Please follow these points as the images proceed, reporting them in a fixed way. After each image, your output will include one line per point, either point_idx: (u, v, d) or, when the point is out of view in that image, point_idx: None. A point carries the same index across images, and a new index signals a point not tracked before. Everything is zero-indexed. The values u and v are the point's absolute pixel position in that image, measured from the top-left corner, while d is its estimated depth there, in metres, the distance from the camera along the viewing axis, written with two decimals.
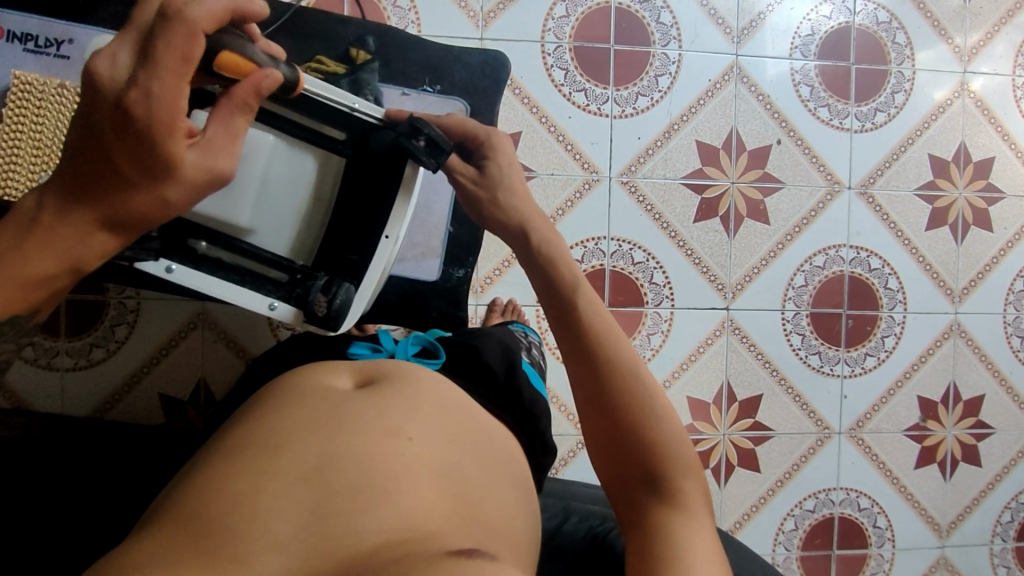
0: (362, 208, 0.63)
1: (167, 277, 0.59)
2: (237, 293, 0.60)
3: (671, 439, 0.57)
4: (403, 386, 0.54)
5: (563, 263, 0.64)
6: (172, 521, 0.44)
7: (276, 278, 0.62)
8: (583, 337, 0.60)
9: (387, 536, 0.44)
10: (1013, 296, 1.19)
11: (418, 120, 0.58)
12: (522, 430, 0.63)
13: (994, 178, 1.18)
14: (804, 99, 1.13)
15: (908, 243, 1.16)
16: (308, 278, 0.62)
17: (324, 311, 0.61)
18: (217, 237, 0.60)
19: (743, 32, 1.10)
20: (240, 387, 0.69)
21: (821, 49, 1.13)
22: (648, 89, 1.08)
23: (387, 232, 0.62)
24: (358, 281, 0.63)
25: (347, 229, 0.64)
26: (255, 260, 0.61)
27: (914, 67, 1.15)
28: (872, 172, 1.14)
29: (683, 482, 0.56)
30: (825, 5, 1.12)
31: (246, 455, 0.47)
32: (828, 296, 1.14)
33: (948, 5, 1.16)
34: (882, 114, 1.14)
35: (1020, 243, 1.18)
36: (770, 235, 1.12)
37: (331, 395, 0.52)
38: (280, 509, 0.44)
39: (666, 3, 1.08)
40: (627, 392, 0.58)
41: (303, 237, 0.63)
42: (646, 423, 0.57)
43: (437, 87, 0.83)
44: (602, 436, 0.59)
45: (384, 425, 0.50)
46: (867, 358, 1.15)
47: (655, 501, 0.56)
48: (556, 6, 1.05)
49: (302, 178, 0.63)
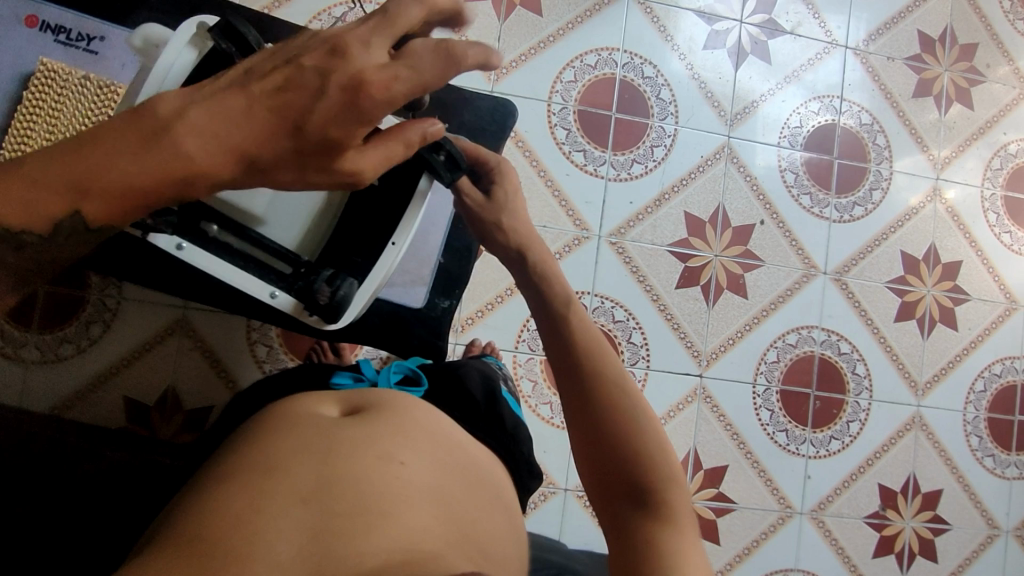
0: (372, 214, 0.65)
1: (176, 254, 0.58)
2: (242, 277, 0.61)
3: (658, 452, 0.56)
4: (390, 413, 0.51)
5: (557, 282, 0.66)
6: (162, 546, 0.39)
7: (281, 270, 0.62)
8: (571, 349, 0.60)
9: (388, 556, 0.41)
10: (974, 395, 1.23)
11: (440, 136, 0.60)
12: (506, 451, 0.63)
13: (960, 280, 1.24)
14: (789, 186, 1.19)
15: (877, 332, 1.20)
16: (311, 274, 0.63)
17: (327, 300, 0.62)
18: (230, 222, 0.60)
19: (736, 116, 1.18)
20: (225, 414, 0.68)
21: (807, 142, 1.20)
22: (643, 157, 1.14)
23: (394, 239, 0.65)
24: (363, 277, 0.65)
25: (353, 230, 0.65)
26: (261, 248, 0.62)
27: (891, 169, 1.22)
28: (848, 261, 1.20)
29: (668, 494, 0.55)
30: (813, 102, 1.21)
31: (238, 479, 0.42)
32: (799, 375, 1.17)
33: (926, 117, 1.24)
34: (860, 208, 1.21)
35: (982, 345, 1.23)
36: (747, 309, 1.16)
37: (321, 422, 0.48)
38: (284, 528, 0.40)
39: (667, 81, 1.15)
40: (613, 404, 0.57)
41: (312, 235, 0.65)
42: (630, 436, 0.56)
43: (446, 124, 0.87)
44: (584, 446, 0.58)
45: (375, 449, 0.46)
46: (832, 442, 1.17)
47: (638, 516, 0.55)
48: (565, 71, 1.11)
49: None
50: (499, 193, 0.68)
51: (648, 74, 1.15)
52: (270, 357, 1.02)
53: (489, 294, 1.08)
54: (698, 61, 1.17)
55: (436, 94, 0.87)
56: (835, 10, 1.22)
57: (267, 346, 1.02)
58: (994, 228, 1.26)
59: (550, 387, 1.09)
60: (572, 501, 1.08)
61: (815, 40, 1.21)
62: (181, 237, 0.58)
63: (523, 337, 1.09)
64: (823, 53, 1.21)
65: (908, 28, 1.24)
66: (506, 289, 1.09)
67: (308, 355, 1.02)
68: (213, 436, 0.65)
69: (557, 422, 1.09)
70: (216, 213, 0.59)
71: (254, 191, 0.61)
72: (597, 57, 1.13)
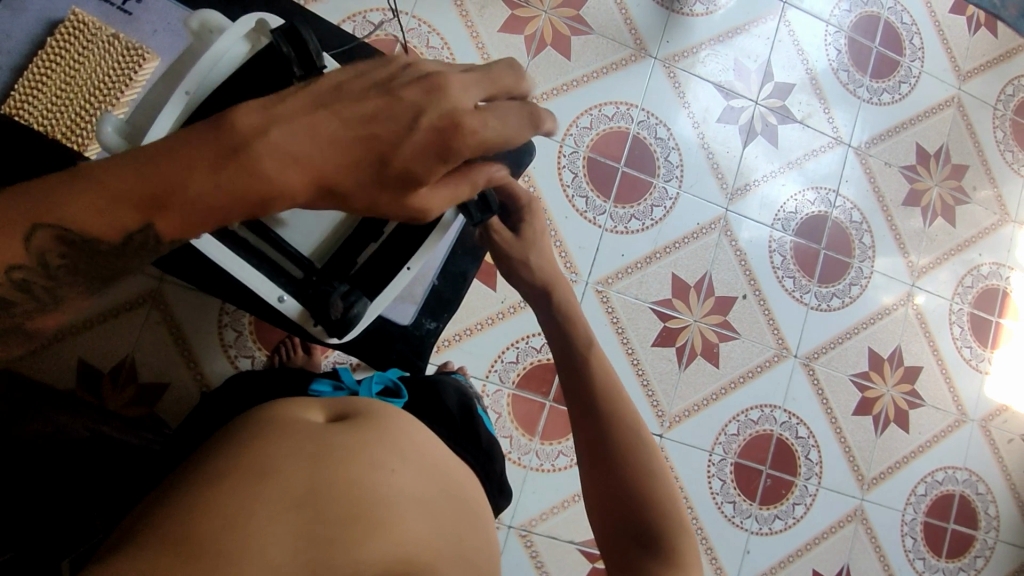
0: (389, 238, 0.71)
1: (193, 243, 0.61)
2: (258, 278, 0.65)
3: (669, 500, 0.56)
4: (377, 423, 0.51)
5: (581, 326, 0.69)
6: (146, 541, 0.38)
7: (292, 273, 0.68)
8: (591, 391, 0.62)
9: (382, 565, 0.42)
10: (914, 498, 1.26)
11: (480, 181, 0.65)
12: (479, 465, 0.64)
13: (918, 384, 1.28)
14: (775, 267, 1.22)
15: (834, 422, 1.23)
16: (322, 283, 0.69)
17: (339, 314, 0.67)
18: (252, 220, 0.66)
19: (736, 191, 1.21)
20: (192, 417, 0.67)
21: (799, 228, 1.24)
22: (642, 215, 1.16)
23: (409, 264, 0.70)
24: (374, 295, 0.70)
25: (365, 249, 0.71)
26: (278, 250, 0.68)
27: (872, 268, 1.27)
28: (818, 348, 1.23)
29: (680, 543, 0.53)
30: (810, 191, 1.25)
31: (225, 480, 0.41)
32: (754, 451, 1.19)
33: (911, 224, 1.30)
34: (838, 299, 1.25)
35: (929, 450, 1.28)
36: (716, 378, 1.18)
37: (308, 427, 0.48)
38: (277, 532, 0.40)
39: (677, 145, 1.19)
40: (628, 444, 0.59)
41: (328, 243, 0.71)
42: (643, 477, 0.57)
43: None
44: (597, 489, 0.58)
45: (369, 456, 0.46)
46: (775, 521, 1.19)
47: (651, 559, 0.52)
48: (582, 117, 1.14)
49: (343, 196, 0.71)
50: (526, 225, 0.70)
51: (660, 135, 1.18)
52: (237, 343, 1.00)
53: (470, 319, 1.09)
54: (709, 132, 1.21)
55: None
56: (844, 108, 1.28)
57: (237, 332, 1.00)
58: (957, 340, 1.31)
59: (513, 421, 1.09)
60: (515, 539, 1.07)
61: (822, 133, 1.26)
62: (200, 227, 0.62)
63: (495, 367, 1.09)
64: (826, 147, 1.26)
65: (907, 139, 1.31)
66: (488, 317, 1.09)
67: (278, 347, 1.00)
68: (188, 437, 0.63)
69: (514, 457, 1.08)
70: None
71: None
72: (615, 110, 1.16)
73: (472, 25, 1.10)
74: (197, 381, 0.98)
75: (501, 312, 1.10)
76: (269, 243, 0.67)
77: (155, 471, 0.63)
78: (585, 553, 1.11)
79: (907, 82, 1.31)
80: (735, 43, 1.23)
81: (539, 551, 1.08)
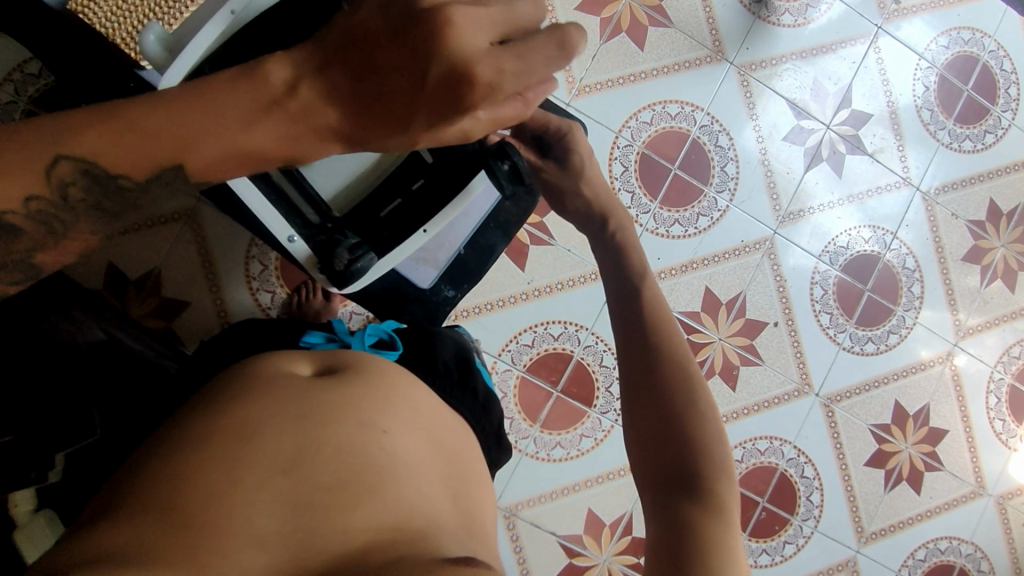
0: (414, 202, 0.72)
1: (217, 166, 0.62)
2: (272, 215, 0.66)
3: (713, 444, 0.52)
4: (367, 381, 0.49)
5: (627, 256, 0.65)
6: (134, 504, 0.37)
7: (307, 216, 0.69)
8: (641, 319, 0.58)
9: (377, 534, 0.40)
10: (911, 561, 1.22)
11: (509, 147, 0.69)
12: (473, 418, 0.62)
13: (940, 448, 1.23)
14: (813, 299, 1.18)
15: (844, 468, 1.19)
16: (335, 230, 0.70)
17: (343, 266, 0.68)
18: (275, 152, 0.67)
19: (789, 215, 1.16)
20: (198, 355, 0.66)
21: (846, 264, 1.19)
22: (686, 221, 1.13)
23: (426, 227, 0.71)
24: (382, 255, 0.71)
25: (388, 206, 0.73)
26: (297, 189, 0.69)
27: (915, 319, 1.21)
28: (841, 391, 1.19)
29: (718, 488, 0.49)
30: (867, 228, 1.19)
31: (211, 443, 0.40)
32: (755, 482, 1.16)
33: (967, 282, 1.23)
34: (872, 345, 1.20)
35: (937, 517, 1.23)
36: (730, 400, 1.15)
37: (297, 383, 0.46)
38: (263, 498, 0.39)
39: (736, 156, 1.14)
40: (679, 379, 0.54)
41: (351, 190, 0.73)
42: (689, 417, 0.53)
43: None
44: (639, 423, 0.54)
45: (359, 416, 0.45)
46: (762, 555, 1.16)
47: (686, 500, 0.48)
48: (643, 111, 1.11)
49: (374, 144, 0.71)
50: (570, 161, 0.69)
51: (721, 143, 1.14)
52: (261, 277, 1.01)
53: (493, 294, 1.08)
54: (773, 149, 1.16)
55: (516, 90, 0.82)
56: (920, 149, 1.21)
57: (263, 265, 1.01)
58: (991, 411, 1.25)
59: (517, 403, 1.08)
60: (497, 520, 1.07)
61: (891, 170, 1.20)
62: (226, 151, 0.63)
63: (509, 347, 1.08)
64: (892, 185, 1.20)
65: (981, 192, 1.24)
66: (511, 296, 1.08)
67: (298, 287, 1.00)
68: (200, 370, 0.62)
69: (510, 439, 1.07)
70: None
71: None
72: (679, 109, 1.12)
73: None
74: (217, 307, 0.99)
75: (526, 293, 1.09)
76: (291, 179, 0.69)
77: (161, 401, 0.63)
78: (564, 548, 1.10)
79: (994, 133, 1.24)
80: (819, 63, 1.17)
81: (519, 536, 1.07)
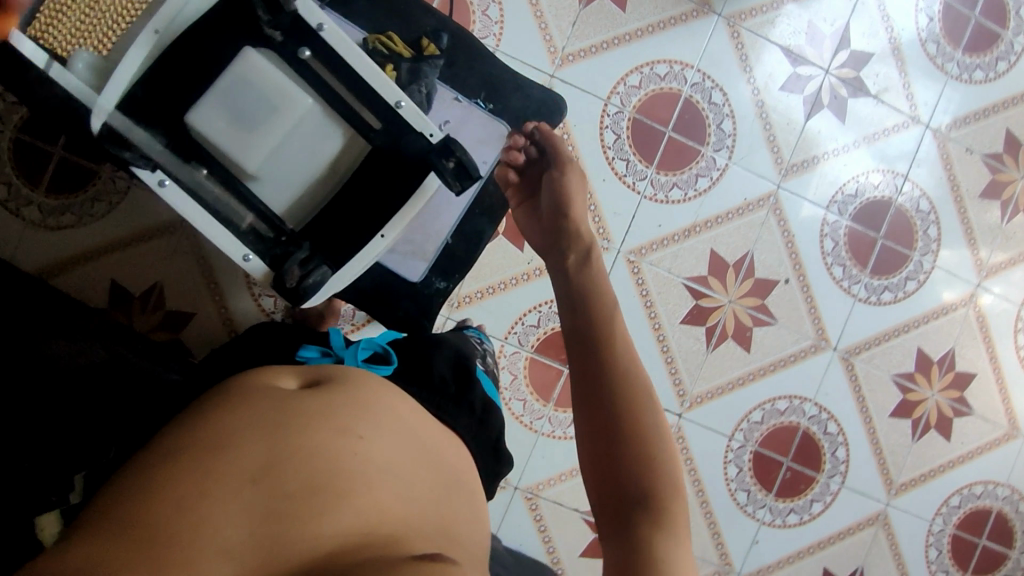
0: (366, 206, 0.73)
1: (157, 189, 0.65)
2: (223, 236, 0.68)
3: (663, 457, 0.56)
4: (348, 392, 0.49)
5: None
6: (103, 516, 0.37)
7: (262, 232, 0.71)
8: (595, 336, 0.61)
9: (346, 539, 0.40)
10: (945, 509, 1.19)
11: (452, 143, 0.70)
12: (469, 434, 0.61)
13: (968, 392, 1.19)
14: (824, 252, 1.14)
15: (868, 421, 1.17)
16: (290, 244, 0.72)
17: (295, 282, 0.71)
18: (219, 171, 0.69)
19: (792, 167, 1.12)
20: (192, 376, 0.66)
21: (856, 212, 1.15)
22: (685, 184, 1.09)
23: (383, 232, 0.72)
24: (336, 266, 0.73)
25: (343, 214, 0.73)
26: (245, 205, 0.70)
27: (934, 262, 1.17)
28: (860, 343, 1.16)
29: (668, 501, 0.53)
30: (876, 174, 1.15)
31: (182, 456, 0.40)
32: (777, 442, 1.14)
33: (986, 219, 1.18)
34: (890, 293, 1.16)
35: (970, 462, 1.20)
36: (744, 363, 1.13)
37: (275, 393, 0.46)
38: (234, 508, 0.39)
39: (732, 112, 1.10)
40: (628, 408, 0.56)
41: (303, 200, 0.73)
42: (642, 443, 0.55)
43: (490, 105, 0.80)
44: (594, 440, 0.57)
45: (335, 423, 0.45)
46: (790, 514, 1.15)
47: (638, 520, 0.52)
48: (631, 75, 1.07)
49: (320, 150, 0.71)
50: None
51: (715, 100, 1.10)
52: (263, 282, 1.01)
53: (493, 277, 1.06)
54: (771, 100, 1.11)
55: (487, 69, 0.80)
56: (927, 85, 1.16)
57: None
58: (1020, 350, 1.21)
59: (528, 384, 1.08)
60: (519, 501, 1.07)
61: (897, 110, 1.15)
62: (165, 176, 0.65)
63: (515, 329, 1.07)
64: (900, 126, 1.15)
65: (996, 123, 1.18)
66: (512, 277, 1.07)
67: None
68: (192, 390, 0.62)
69: (525, 421, 1.07)
70: (210, 158, 0.69)
71: (250, 147, 0.69)
72: (668, 69, 1.08)
73: (542, 15, 1.05)
74: (221, 315, 1.00)
75: (527, 274, 1.07)
76: (238, 195, 0.70)
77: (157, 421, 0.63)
78: (588, 523, 1.10)
79: (1006, 59, 1.17)
80: (813, 4, 1.12)
81: (541, 515, 1.08)
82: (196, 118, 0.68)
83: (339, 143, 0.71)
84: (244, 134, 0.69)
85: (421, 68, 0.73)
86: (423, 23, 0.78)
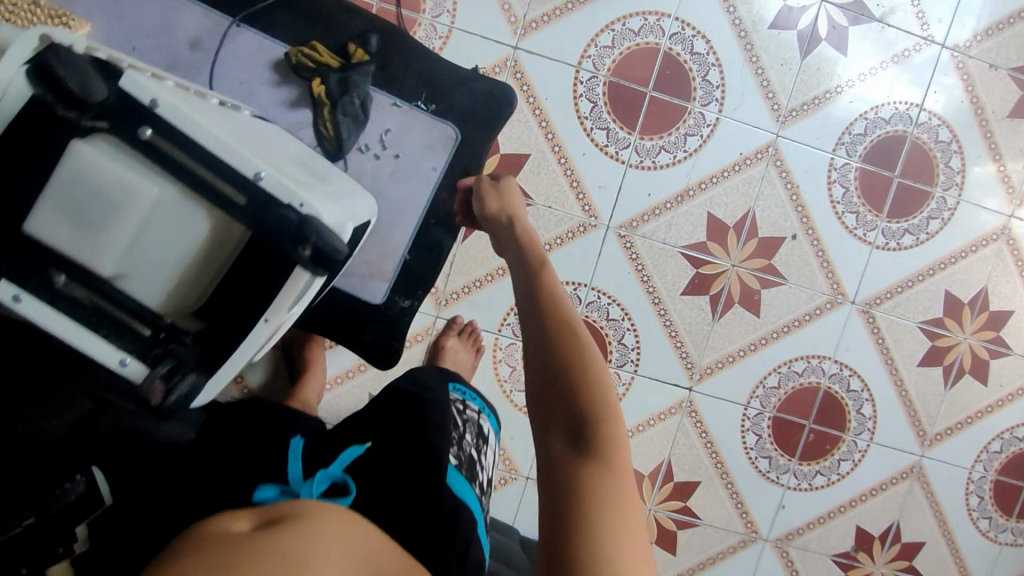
0: (241, 297, 0.63)
1: (11, 304, 0.58)
2: (91, 343, 0.60)
3: (605, 401, 0.52)
4: (312, 523, 0.42)
5: None
6: None
7: (136, 332, 0.61)
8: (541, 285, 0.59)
9: None
10: (986, 455, 1.13)
11: (308, 229, 0.59)
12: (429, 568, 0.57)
13: (1005, 331, 1.11)
14: (833, 200, 1.05)
15: (895, 373, 1.10)
16: (169, 341, 0.62)
17: (162, 398, 0.63)
18: (78, 273, 0.58)
19: (791, 113, 1.03)
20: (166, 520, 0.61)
21: (867, 152, 1.05)
22: (673, 146, 1.01)
23: (267, 317, 0.63)
24: (211, 372, 0.65)
25: (225, 301, 0.63)
26: (117, 307, 0.60)
27: (959, 196, 1.07)
28: (880, 293, 1.08)
29: (604, 441, 0.49)
30: (887, 107, 1.04)
31: None
32: (797, 406, 1.09)
33: (1017, 141, 1.07)
34: (910, 236, 1.07)
35: (1011, 405, 1.12)
36: (754, 328, 1.07)
37: (219, 541, 0.38)
38: None
39: (718, 61, 1.01)
40: (557, 339, 0.54)
41: (173, 292, 0.61)
42: (565, 359, 0.54)
43: (431, 106, 0.93)
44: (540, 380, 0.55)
45: (283, 554, 0.36)
46: (816, 476, 1.11)
47: (558, 435, 0.51)
48: (602, 34, 0.98)
49: (179, 232, 0.59)
50: None
51: (698, 49, 1.00)
52: None
53: (477, 270, 1.01)
54: (761, 40, 1.01)
55: (424, 68, 0.93)
56: None
57: None
58: None
59: None
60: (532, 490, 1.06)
61: (907, 32, 1.03)
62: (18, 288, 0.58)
63: (508, 320, 1.03)
64: (912, 49, 1.03)
65: None
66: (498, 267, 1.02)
67: None
68: None
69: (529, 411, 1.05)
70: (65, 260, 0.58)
71: (101, 245, 0.57)
72: (643, 22, 0.99)
73: None
74: None
75: None
76: (104, 295, 0.60)
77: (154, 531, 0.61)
78: None
79: None
80: None
81: None
82: (38, 224, 0.57)
83: (205, 227, 0.59)
84: (87, 233, 0.57)
85: (349, 77, 0.87)
86: (350, 31, 0.90)
